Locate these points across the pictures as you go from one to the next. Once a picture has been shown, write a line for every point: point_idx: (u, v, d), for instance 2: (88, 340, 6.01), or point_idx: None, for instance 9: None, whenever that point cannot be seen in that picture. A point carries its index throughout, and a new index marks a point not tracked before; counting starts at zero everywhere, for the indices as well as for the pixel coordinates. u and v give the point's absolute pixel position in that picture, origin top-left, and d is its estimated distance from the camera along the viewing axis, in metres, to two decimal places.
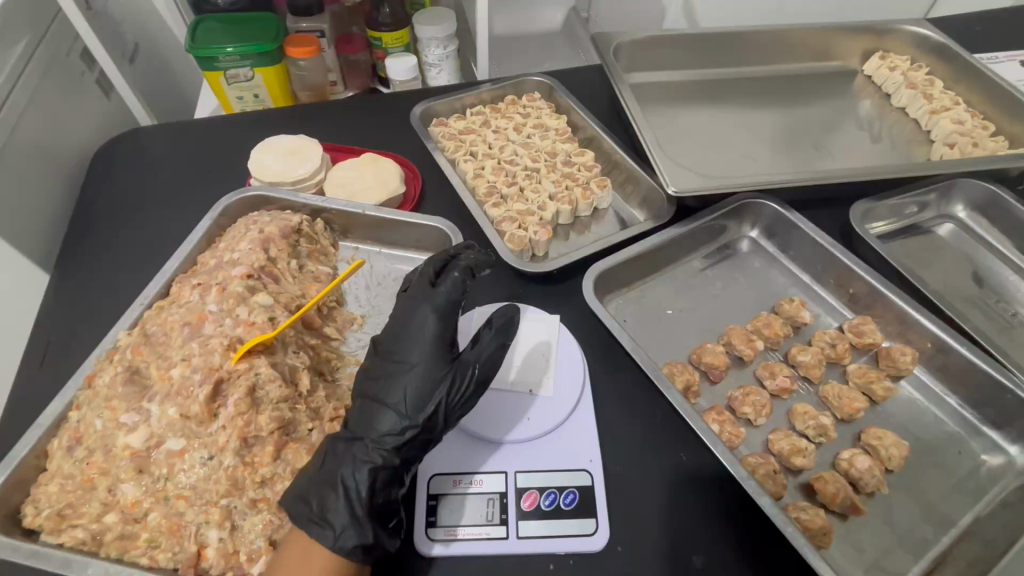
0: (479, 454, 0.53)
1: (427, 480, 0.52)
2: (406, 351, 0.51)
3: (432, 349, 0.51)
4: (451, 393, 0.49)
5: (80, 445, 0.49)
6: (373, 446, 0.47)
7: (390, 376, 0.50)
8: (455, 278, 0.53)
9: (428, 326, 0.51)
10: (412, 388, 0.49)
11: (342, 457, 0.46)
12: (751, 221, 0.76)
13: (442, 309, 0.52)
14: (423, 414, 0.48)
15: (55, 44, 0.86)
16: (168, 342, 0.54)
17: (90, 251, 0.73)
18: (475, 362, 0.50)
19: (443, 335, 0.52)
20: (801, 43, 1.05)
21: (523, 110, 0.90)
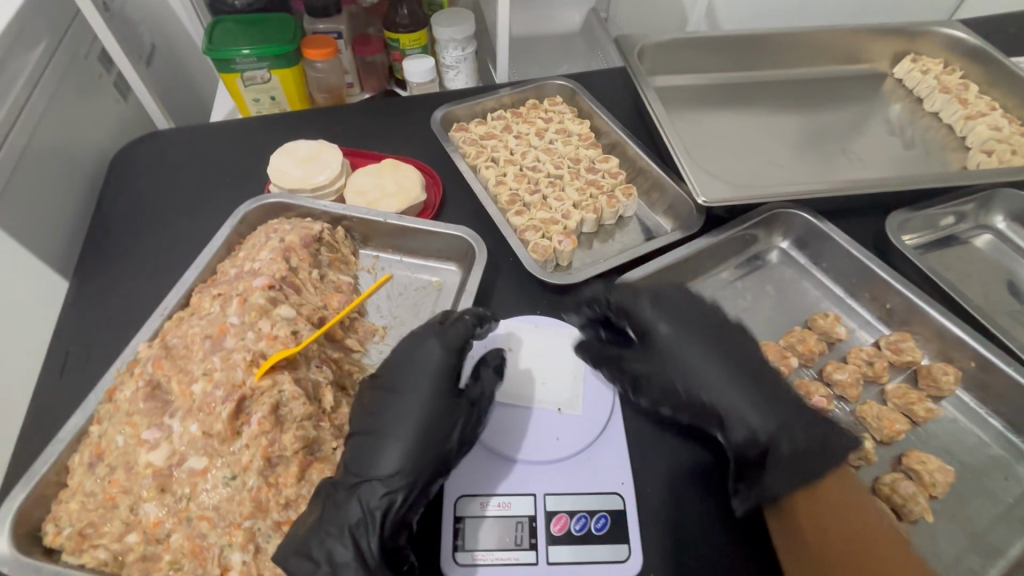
0: (505, 476, 0.51)
1: (453, 502, 0.50)
2: (410, 385, 0.50)
3: (438, 383, 0.50)
4: (467, 427, 0.49)
5: (101, 461, 0.48)
6: (381, 488, 0.45)
7: (391, 407, 0.49)
8: (465, 320, 0.55)
9: (435, 359, 0.51)
10: (418, 422, 0.48)
11: (349, 498, 0.45)
12: (781, 232, 0.74)
13: (450, 344, 0.52)
14: (439, 449, 0.47)
15: (73, 46, 0.86)
16: (189, 355, 0.53)
17: (107, 257, 0.72)
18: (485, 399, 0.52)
19: (448, 370, 0.51)
20: (829, 45, 1.02)
21: (545, 114, 0.89)
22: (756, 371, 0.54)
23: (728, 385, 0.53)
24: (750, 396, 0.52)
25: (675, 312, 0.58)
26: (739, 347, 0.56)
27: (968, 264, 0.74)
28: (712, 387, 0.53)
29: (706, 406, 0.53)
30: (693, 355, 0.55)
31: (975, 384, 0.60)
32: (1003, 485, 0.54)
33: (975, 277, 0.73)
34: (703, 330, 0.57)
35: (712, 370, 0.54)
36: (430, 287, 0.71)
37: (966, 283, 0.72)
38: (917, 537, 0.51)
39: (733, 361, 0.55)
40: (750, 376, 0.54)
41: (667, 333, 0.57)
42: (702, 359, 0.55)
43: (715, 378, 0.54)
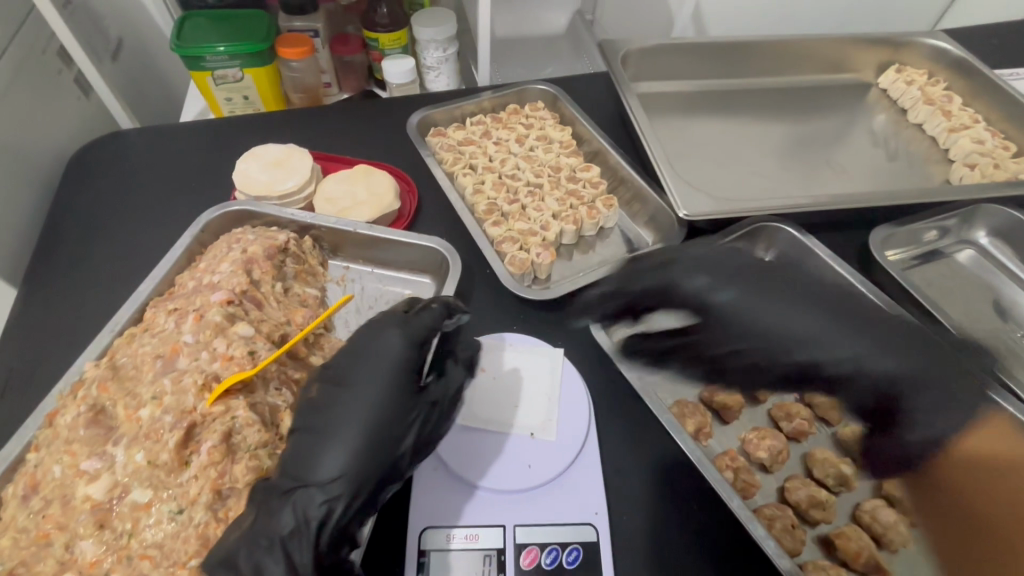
0: (473, 505, 0.49)
1: (417, 535, 0.47)
2: (365, 377, 0.46)
3: (395, 379, 0.46)
4: (423, 428, 0.47)
5: (36, 494, 0.44)
6: (320, 493, 0.41)
7: (340, 402, 0.45)
8: (430, 311, 0.52)
9: (394, 350, 0.48)
10: (366, 420, 0.44)
11: (282, 505, 0.41)
12: (764, 246, 0.72)
13: (412, 335, 0.49)
14: (391, 453, 0.44)
15: (28, 42, 0.82)
16: (138, 376, 0.50)
17: (59, 266, 0.68)
18: (443, 397, 0.49)
19: (409, 365, 0.47)
20: (815, 54, 1.01)
21: (525, 120, 0.86)
22: (819, 305, 0.63)
23: (789, 321, 0.62)
24: (843, 330, 0.61)
25: (731, 277, 0.65)
26: (793, 286, 0.65)
27: (951, 280, 0.73)
28: (782, 329, 0.62)
29: (785, 344, 0.61)
30: (751, 308, 0.63)
31: None
32: (983, 512, 0.53)
33: (958, 294, 0.72)
34: (759, 282, 0.65)
35: (777, 311, 0.63)
36: (402, 300, 0.68)
37: (948, 299, 0.71)
38: (897, 566, 0.50)
39: (803, 303, 0.63)
40: (828, 305, 0.63)
41: (737, 295, 0.64)
42: (760, 308, 0.63)
43: (808, 329, 0.62)
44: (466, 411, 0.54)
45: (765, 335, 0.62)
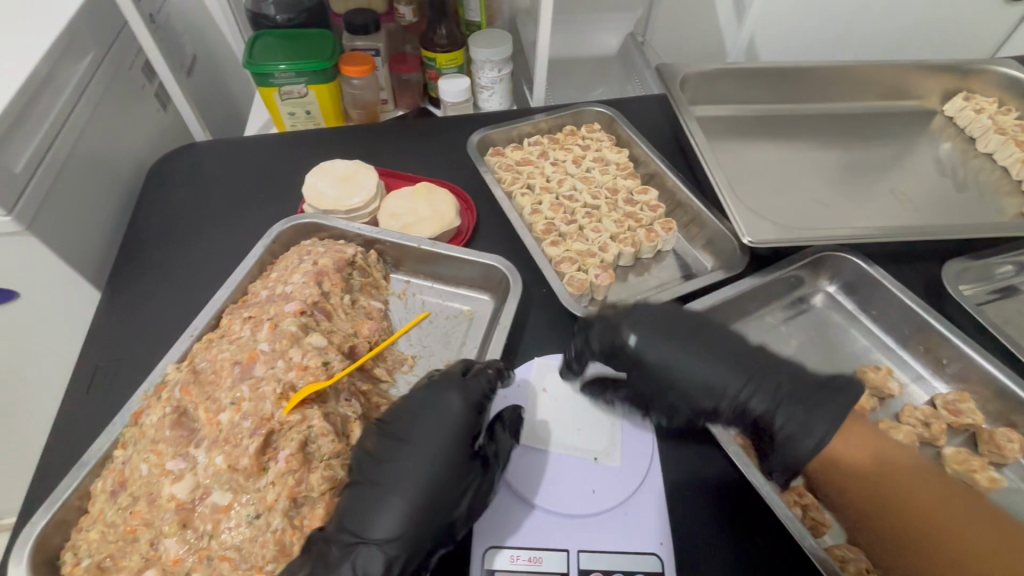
0: (538, 528, 0.49)
1: (482, 554, 0.48)
2: (422, 441, 0.48)
3: (452, 445, 0.48)
4: (477, 496, 0.47)
5: (123, 490, 0.46)
6: (377, 553, 0.43)
7: (400, 462, 0.47)
8: (487, 375, 0.53)
9: (453, 416, 0.49)
10: (422, 485, 0.45)
11: (343, 560, 0.43)
12: (828, 275, 0.71)
13: (471, 400, 0.50)
14: (445, 520, 0.45)
15: (119, 57, 0.87)
16: (217, 381, 0.52)
17: (139, 270, 0.72)
18: (498, 466, 0.50)
19: (465, 430, 0.49)
20: (877, 80, 0.99)
21: (582, 141, 0.87)
22: (737, 358, 0.53)
23: (714, 368, 0.53)
24: (727, 372, 0.53)
25: (656, 328, 0.55)
26: (725, 348, 0.54)
27: None
28: (711, 379, 0.53)
29: (717, 392, 0.52)
30: (688, 355, 0.53)
31: None
32: None
33: None
34: (663, 321, 0.55)
35: (674, 354, 0.54)
36: (460, 316, 0.69)
37: None
38: None
39: (708, 346, 0.54)
40: (731, 357, 0.53)
41: (648, 338, 0.54)
42: (698, 357, 0.53)
43: (715, 374, 0.53)
44: (528, 433, 0.55)
45: (687, 382, 0.53)
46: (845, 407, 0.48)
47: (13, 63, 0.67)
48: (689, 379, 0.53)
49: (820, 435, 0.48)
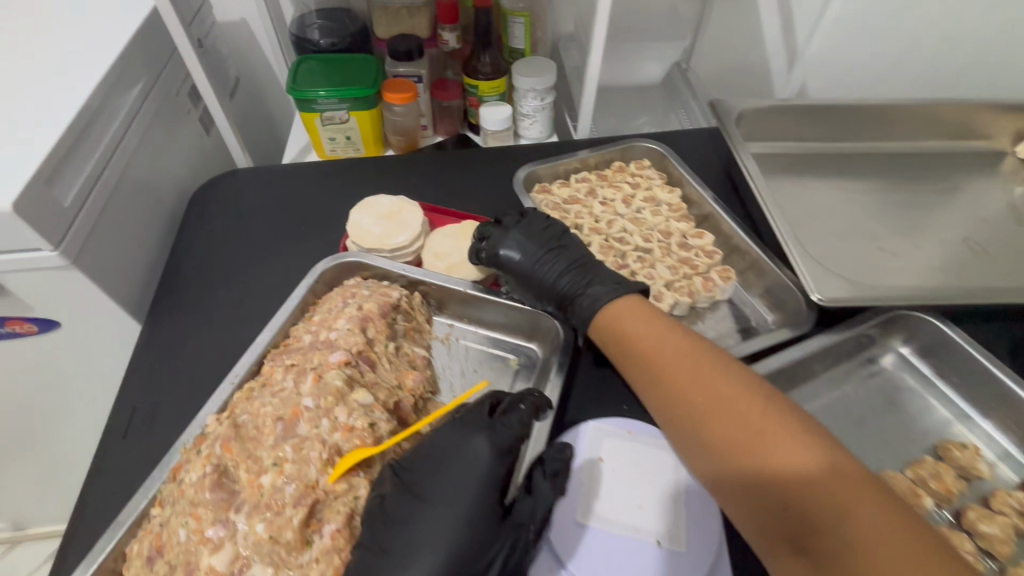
0: None
1: None
2: (445, 488, 0.45)
3: (476, 496, 0.44)
4: (510, 555, 0.44)
5: (160, 556, 0.44)
6: None
7: (423, 514, 0.43)
8: (518, 413, 0.49)
9: (480, 462, 0.46)
10: (448, 542, 0.42)
11: None
12: (902, 336, 0.66)
13: (500, 445, 0.46)
14: None
15: (167, 83, 0.86)
16: (259, 438, 0.49)
17: (178, 304, 0.70)
18: (531, 522, 0.46)
19: (494, 482, 0.45)
20: (944, 119, 0.94)
21: (632, 178, 0.84)
22: (574, 265, 0.63)
23: (560, 274, 0.63)
24: (579, 272, 0.62)
25: (531, 239, 0.66)
26: (571, 261, 0.64)
27: None
28: (551, 274, 0.63)
29: (558, 289, 0.62)
30: (541, 260, 0.64)
31: None
32: None
33: None
34: (527, 233, 0.67)
35: (532, 256, 0.64)
36: (506, 365, 0.66)
37: None
38: None
39: (556, 256, 0.64)
40: (582, 265, 0.63)
41: (512, 241, 0.66)
42: (549, 265, 0.63)
43: (557, 271, 0.63)
44: (583, 506, 0.51)
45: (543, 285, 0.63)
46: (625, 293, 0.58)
47: (67, 94, 0.67)
48: (540, 277, 0.63)
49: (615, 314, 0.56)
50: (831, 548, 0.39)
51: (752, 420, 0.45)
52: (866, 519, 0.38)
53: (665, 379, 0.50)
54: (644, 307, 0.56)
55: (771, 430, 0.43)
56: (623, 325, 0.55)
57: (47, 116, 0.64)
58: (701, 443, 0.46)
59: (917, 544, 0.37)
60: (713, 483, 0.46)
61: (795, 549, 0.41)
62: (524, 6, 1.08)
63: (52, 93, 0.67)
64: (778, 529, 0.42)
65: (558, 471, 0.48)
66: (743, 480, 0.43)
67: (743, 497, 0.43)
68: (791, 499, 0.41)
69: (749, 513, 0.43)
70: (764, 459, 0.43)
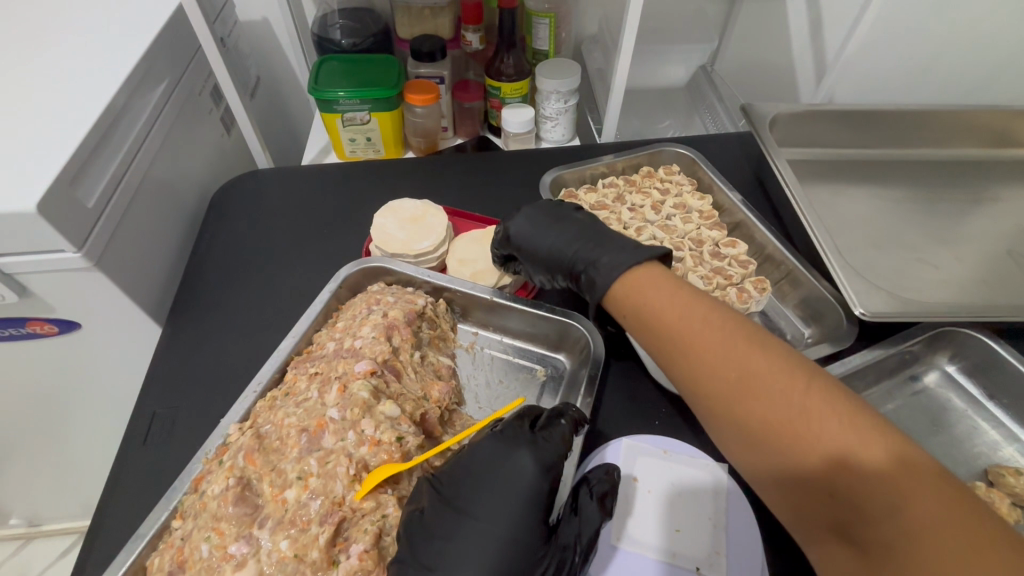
0: None
1: None
2: (488, 507, 0.43)
3: (520, 515, 0.43)
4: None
5: (182, 572, 0.43)
6: None
7: (463, 534, 0.42)
8: (562, 428, 0.48)
9: (526, 479, 0.44)
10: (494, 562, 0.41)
11: None
12: (948, 353, 0.63)
13: (545, 463, 0.45)
14: None
15: (190, 83, 0.86)
16: (283, 449, 0.48)
17: (199, 307, 0.69)
18: (575, 546, 0.45)
19: (540, 500, 0.44)
20: (984, 126, 0.90)
21: (661, 184, 0.81)
22: (582, 235, 0.61)
23: (566, 244, 0.61)
24: (583, 241, 0.60)
25: (541, 213, 0.65)
26: (578, 233, 0.62)
27: None
28: (559, 244, 0.61)
29: (566, 258, 0.61)
30: (548, 232, 0.63)
31: None
32: None
33: None
34: (530, 211, 0.66)
35: (538, 230, 0.64)
36: (533, 376, 0.64)
37: None
38: None
39: (562, 229, 0.63)
40: (590, 233, 0.61)
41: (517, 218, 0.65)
42: (555, 237, 0.62)
43: (563, 241, 0.61)
44: (615, 527, 0.49)
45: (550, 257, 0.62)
46: (638, 255, 0.55)
47: (92, 94, 0.66)
48: (546, 248, 0.62)
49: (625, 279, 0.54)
50: (878, 542, 0.36)
51: (788, 405, 0.41)
52: (916, 506, 0.35)
53: (690, 363, 0.47)
54: (665, 279, 0.52)
55: (811, 416, 0.40)
56: (643, 300, 0.52)
57: (72, 116, 0.63)
58: (732, 427, 0.44)
59: (979, 540, 0.33)
60: (753, 470, 0.44)
61: (843, 538, 0.39)
62: (548, 7, 1.06)
63: (78, 92, 0.66)
64: (824, 518, 0.39)
65: (605, 492, 0.48)
66: (782, 468, 0.41)
67: (785, 484, 0.41)
68: (834, 489, 0.38)
69: (791, 501, 0.41)
70: (803, 447, 0.40)
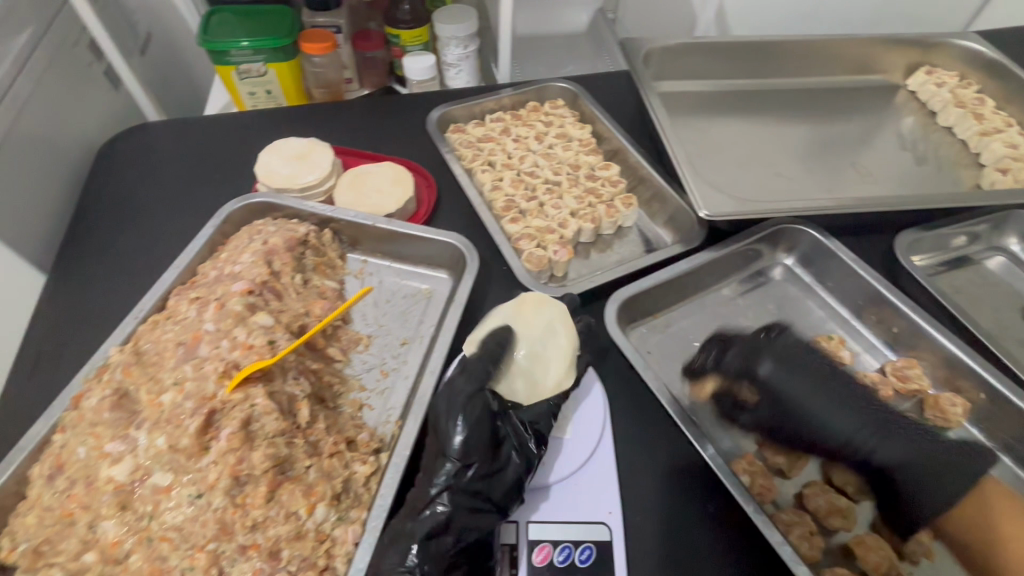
0: (530, 501, 0.50)
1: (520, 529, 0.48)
2: (450, 426, 0.47)
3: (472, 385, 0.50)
4: (465, 431, 0.47)
5: (61, 474, 0.45)
6: (431, 503, 0.45)
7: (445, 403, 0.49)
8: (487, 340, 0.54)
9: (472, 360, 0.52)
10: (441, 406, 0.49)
11: (404, 515, 0.46)
12: (785, 248, 0.72)
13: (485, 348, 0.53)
14: (450, 450, 0.47)
15: (61, 33, 0.83)
16: (160, 362, 0.50)
17: (88, 257, 0.70)
18: (493, 398, 0.50)
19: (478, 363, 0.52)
20: (843, 54, 0.99)
21: (545, 117, 0.86)
22: (842, 394, 0.55)
23: (834, 401, 0.54)
24: (833, 407, 0.54)
25: (786, 365, 0.57)
26: (837, 378, 0.57)
27: (980, 288, 0.71)
28: (839, 418, 0.53)
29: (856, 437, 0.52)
30: (807, 407, 0.54)
31: (980, 415, 0.58)
32: None
33: (988, 304, 0.70)
34: (778, 345, 0.59)
35: (805, 392, 0.55)
36: (419, 294, 0.67)
37: (977, 308, 0.69)
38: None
39: (836, 389, 0.55)
40: (870, 415, 0.54)
41: (787, 388, 0.55)
42: (817, 407, 0.54)
43: (847, 423, 0.53)
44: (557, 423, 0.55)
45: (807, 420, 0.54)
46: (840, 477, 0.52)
47: None
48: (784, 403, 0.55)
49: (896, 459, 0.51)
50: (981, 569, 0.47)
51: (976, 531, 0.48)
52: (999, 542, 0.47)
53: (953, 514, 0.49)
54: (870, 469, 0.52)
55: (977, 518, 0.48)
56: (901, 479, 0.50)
57: None
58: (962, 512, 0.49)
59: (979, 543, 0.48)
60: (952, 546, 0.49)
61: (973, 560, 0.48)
62: None
63: None
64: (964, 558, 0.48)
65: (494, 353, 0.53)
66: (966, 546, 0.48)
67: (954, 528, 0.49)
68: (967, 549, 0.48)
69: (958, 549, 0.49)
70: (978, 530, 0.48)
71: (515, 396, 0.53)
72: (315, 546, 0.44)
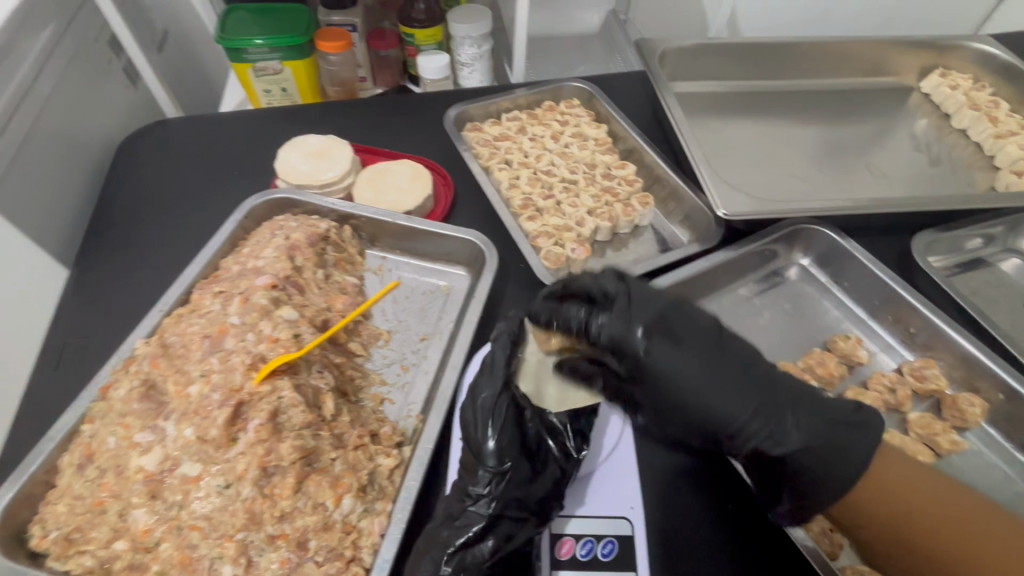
0: None
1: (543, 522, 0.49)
2: (480, 435, 0.48)
3: (499, 390, 0.50)
4: (497, 439, 0.48)
5: (91, 463, 0.46)
6: (467, 510, 0.47)
7: (473, 409, 0.49)
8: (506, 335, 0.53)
9: (497, 357, 0.51)
10: (468, 413, 0.50)
11: (443, 522, 0.47)
12: (802, 248, 0.72)
13: (508, 345, 0.52)
14: (483, 458, 0.47)
15: (82, 30, 0.83)
16: (186, 354, 0.51)
17: (110, 251, 0.71)
18: (522, 403, 0.51)
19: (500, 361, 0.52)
20: (857, 56, 0.99)
21: (561, 116, 0.86)
22: (744, 375, 0.48)
23: (685, 377, 0.47)
24: (728, 390, 0.47)
25: (664, 334, 0.48)
26: (725, 351, 0.49)
27: (996, 290, 0.72)
28: (707, 397, 0.47)
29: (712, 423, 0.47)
30: (693, 389, 0.47)
31: (998, 416, 0.58)
32: None
33: (1004, 305, 0.70)
34: (670, 325, 0.49)
35: (687, 363, 0.47)
36: (437, 291, 0.68)
37: (994, 309, 0.70)
38: None
39: (711, 360, 0.48)
40: (762, 396, 0.47)
41: (666, 362, 0.47)
42: (706, 385, 0.47)
43: (730, 410, 0.47)
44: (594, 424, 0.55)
45: (662, 395, 0.48)
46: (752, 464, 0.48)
47: None
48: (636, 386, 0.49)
49: (794, 444, 0.46)
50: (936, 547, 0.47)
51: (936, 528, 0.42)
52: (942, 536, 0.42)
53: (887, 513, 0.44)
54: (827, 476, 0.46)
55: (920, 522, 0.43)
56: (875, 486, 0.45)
57: None
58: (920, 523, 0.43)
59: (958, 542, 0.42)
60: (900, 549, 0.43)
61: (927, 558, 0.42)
62: None
63: None
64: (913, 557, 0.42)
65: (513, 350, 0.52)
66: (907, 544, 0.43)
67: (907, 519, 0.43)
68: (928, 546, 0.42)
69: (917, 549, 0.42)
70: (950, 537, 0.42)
71: (546, 401, 0.53)
72: (342, 537, 0.44)
